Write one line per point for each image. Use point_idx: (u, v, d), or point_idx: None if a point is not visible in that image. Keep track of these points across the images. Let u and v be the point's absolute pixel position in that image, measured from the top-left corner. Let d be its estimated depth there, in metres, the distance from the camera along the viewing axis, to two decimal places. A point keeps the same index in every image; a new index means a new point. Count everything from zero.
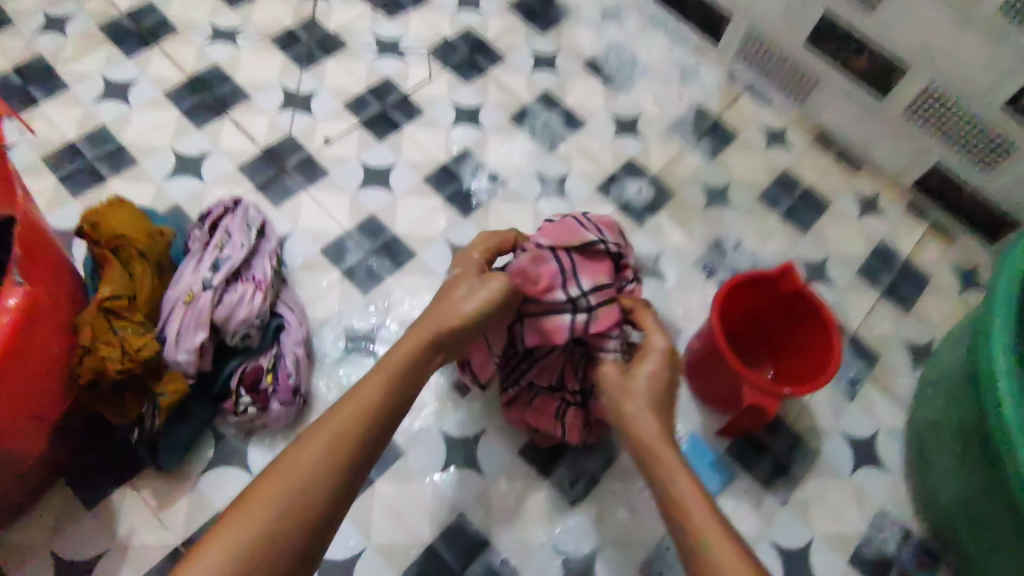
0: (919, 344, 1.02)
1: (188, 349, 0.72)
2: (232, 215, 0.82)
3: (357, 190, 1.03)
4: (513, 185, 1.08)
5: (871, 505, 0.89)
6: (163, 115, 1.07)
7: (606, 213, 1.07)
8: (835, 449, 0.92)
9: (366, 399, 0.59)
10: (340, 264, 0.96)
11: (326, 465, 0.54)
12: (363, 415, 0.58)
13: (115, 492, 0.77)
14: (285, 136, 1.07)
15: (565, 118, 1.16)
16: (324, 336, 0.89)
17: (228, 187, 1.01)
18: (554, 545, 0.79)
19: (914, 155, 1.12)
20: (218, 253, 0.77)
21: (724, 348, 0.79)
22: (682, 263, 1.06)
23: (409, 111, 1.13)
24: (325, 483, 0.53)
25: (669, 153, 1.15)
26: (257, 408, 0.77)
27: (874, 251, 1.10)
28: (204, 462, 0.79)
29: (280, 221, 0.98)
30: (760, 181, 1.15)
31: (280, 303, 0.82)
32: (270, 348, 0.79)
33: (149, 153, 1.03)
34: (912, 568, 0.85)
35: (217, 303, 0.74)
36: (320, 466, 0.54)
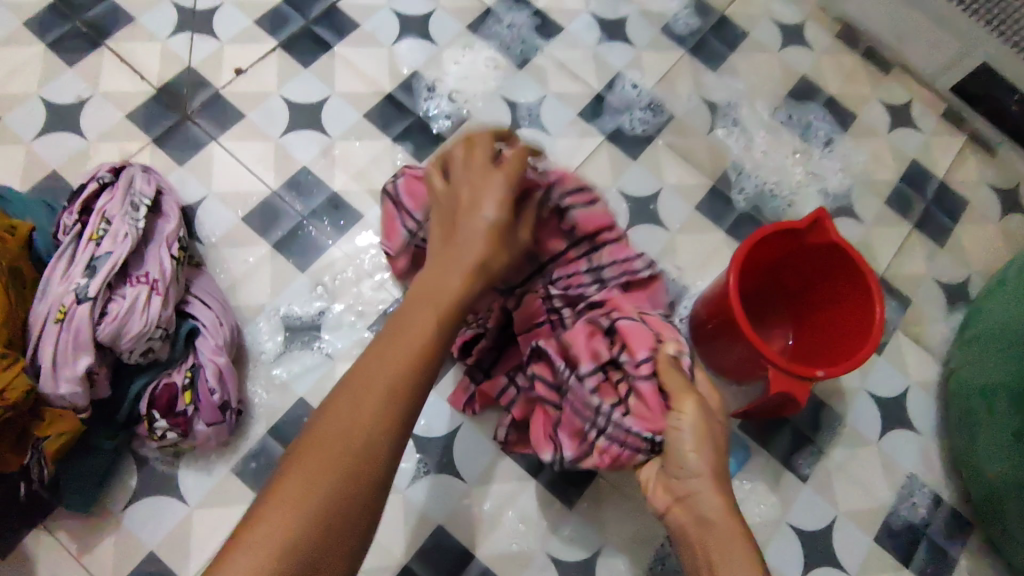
0: (955, 283, 0.89)
1: (72, 380, 0.57)
2: (110, 192, 0.63)
3: (283, 136, 0.83)
4: (477, 114, 0.87)
5: (899, 472, 0.79)
6: (22, 52, 0.83)
7: (592, 146, 0.88)
8: (861, 412, 0.81)
9: (393, 368, 0.43)
10: (271, 235, 0.78)
11: (359, 471, 0.41)
12: (369, 443, 0.41)
13: (28, 535, 0.65)
14: (183, 69, 0.84)
15: (536, 21, 0.93)
16: (258, 328, 0.74)
17: (118, 144, 0.80)
18: (550, 553, 0.69)
19: (960, 51, 0.93)
20: (94, 249, 0.59)
21: (741, 320, 0.66)
22: (689, 201, 0.87)
23: (339, 26, 0.89)
24: (385, 464, 0.42)
25: (667, 62, 0.94)
26: (178, 433, 0.63)
27: (907, 172, 0.94)
28: (127, 494, 0.66)
29: (188, 183, 0.79)
30: (775, 90, 0.95)
31: (191, 299, 0.66)
32: (184, 359, 0.64)
33: (12, 105, 0.81)
34: (941, 538, 0.78)
35: (99, 318, 0.58)
36: (393, 393, 0.43)
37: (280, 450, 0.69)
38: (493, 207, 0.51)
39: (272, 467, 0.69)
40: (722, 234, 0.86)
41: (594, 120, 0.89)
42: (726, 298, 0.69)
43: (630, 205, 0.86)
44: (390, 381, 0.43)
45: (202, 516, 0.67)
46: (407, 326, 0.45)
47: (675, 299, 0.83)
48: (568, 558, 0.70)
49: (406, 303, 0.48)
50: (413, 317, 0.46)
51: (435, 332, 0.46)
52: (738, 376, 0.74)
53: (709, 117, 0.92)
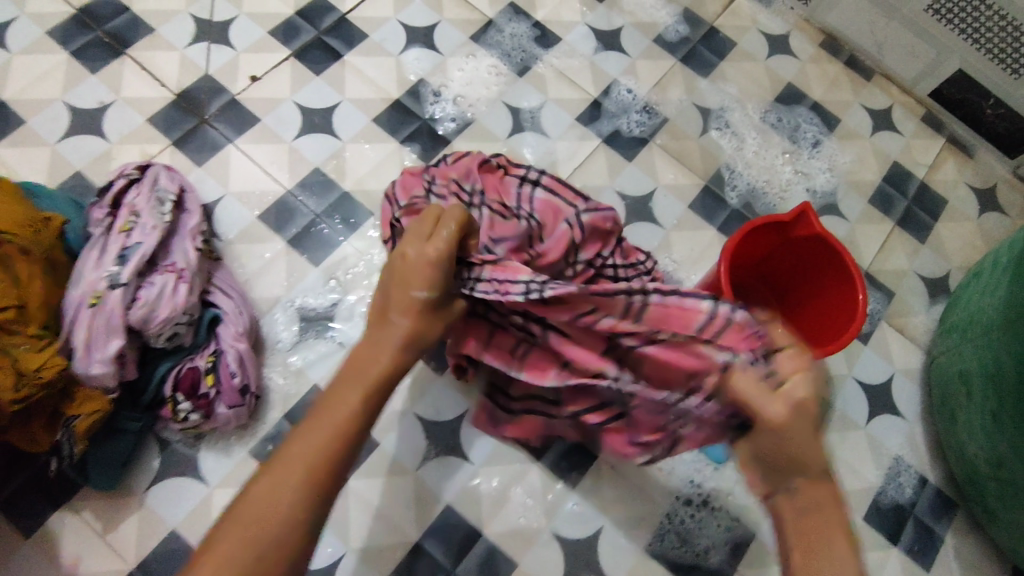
0: (936, 277, 0.93)
1: (103, 360, 0.60)
2: (138, 188, 0.67)
3: (296, 139, 0.87)
4: (480, 119, 0.92)
5: (886, 454, 0.83)
6: (47, 60, 0.88)
7: (590, 149, 0.92)
8: (849, 398, 0.85)
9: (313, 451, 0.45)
10: (285, 232, 0.82)
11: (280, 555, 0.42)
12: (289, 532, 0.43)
13: (54, 515, 0.68)
14: (201, 77, 0.89)
15: (535, 32, 0.98)
16: (274, 319, 0.77)
17: (139, 146, 0.84)
18: (554, 530, 0.73)
19: (937, 60, 0.98)
20: (125, 239, 0.63)
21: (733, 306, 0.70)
22: (682, 200, 0.92)
23: (348, 36, 0.94)
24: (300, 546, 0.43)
25: (659, 69, 0.99)
26: (200, 415, 0.66)
27: (889, 172, 0.99)
28: (150, 475, 0.70)
29: (206, 183, 0.83)
30: (763, 96, 1.00)
31: (213, 289, 0.70)
32: (207, 344, 0.68)
33: (37, 109, 0.85)
34: (927, 518, 0.81)
35: (130, 303, 0.62)
36: (309, 482, 0.44)
37: None
38: (426, 281, 0.51)
39: None
40: (714, 231, 0.91)
41: (591, 124, 0.94)
42: (718, 286, 0.73)
43: (627, 204, 0.90)
44: (314, 461, 0.45)
45: (221, 497, 0.70)
46: (334, 405, 0.48)
47: (670, 292, 0.87)
48: (570, 535, 0.73)
49: (337, 378, 0.50)
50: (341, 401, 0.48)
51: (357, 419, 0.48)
52: None
53: (701, 121, 0.97)
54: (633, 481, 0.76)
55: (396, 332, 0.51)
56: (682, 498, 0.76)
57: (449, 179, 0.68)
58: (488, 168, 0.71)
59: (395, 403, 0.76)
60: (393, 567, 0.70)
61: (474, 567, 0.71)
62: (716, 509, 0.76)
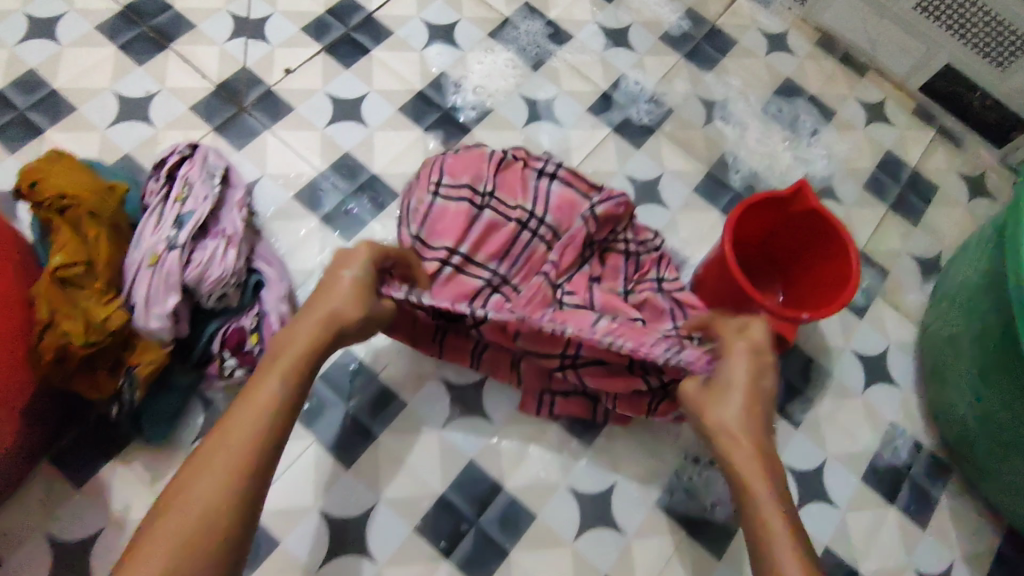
0: (928, 258, 0.99)
1: (161, 315, 0.65)
2: (190, 162, 0.74)
3: (328, 126, 0.93)
4: (498, 109, 0.98)
5: (882, 421, 0.88)
6: (97, 53, 0.94)
7: (600, 137, 0.99)
8: (847, 369, 0.90)
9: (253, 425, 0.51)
10: (318, 211, 0.88)
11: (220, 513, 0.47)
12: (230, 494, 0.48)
13: (105, 467, 0.73)
14: (239, 69, 0.95)
15: (549, 30, 1.05)
16: (309, 290, 0.83)
17: (183, 132, 0.90)
18: (571, 485, 0.78)
19: (926, 55, 1.04)
20: (180, 207, 0.69)
21: (736, 272, 0.75)
22: (688, 185, 0.98)
23: (375, 33, 1.01)
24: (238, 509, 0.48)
25: (664, 65, 1.06)
26: (245, 370, 0.72)
27: (882, 161, 1.05)
28: (194, 430, 0.74)
29: (244, 166, 0.89)
30: (762, 90, 1.06)
31: (256, 258, 0.75)
32: (251, 307, 0.74)
33: (88, 98, 0.91)
34: (921, 479, 0.86)
35: (185, 264, 0.67)
36: (249, 458, 0.49)
37: (330, 396, 0.79)
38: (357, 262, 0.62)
39: (323, 408, 0.78)
40: (717, 213, 0.96)
41: (602, 114, 1.00)
42: (722, 256, 0.79)
43: (636, 188, 0.96)
44: (255, 432, 0.50)
45: None
46: (258, 391, 0.53)
47: (677, 269, 0.92)
48: (586, 490, 0.78)
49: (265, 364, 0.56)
50: (264, 389, 0.53)
51: (283, 402, 0.53)
52: None
53: (704, 112, 1.03)
54: (643, 441, 0.81)
55: (305, 330, 0.57)
56: (688, 458, 0.80)
57: (461, 178, 0.80)
58: (508, 162, 0.81)
59: (422, 367, 0.81)
60: (421, 517, 0.75)
61: (497, 519, 0.76)
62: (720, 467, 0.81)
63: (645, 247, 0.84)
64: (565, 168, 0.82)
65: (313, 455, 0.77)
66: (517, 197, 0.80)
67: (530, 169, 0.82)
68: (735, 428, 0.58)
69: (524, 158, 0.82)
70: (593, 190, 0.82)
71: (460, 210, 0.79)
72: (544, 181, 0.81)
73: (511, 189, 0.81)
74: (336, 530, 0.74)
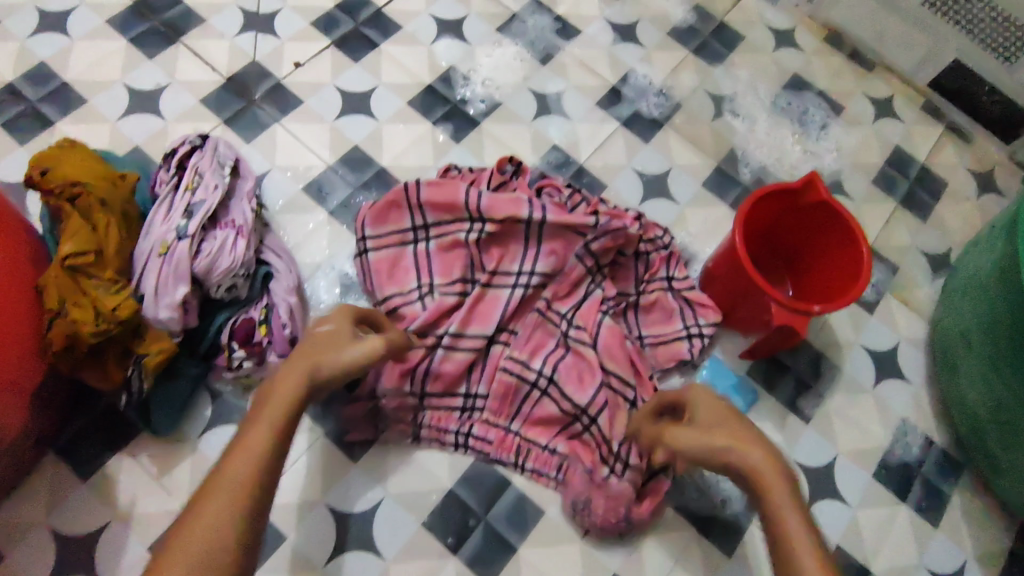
0: (938, 253, 0.98)
1: (170, 305, 0.66)
2: (200, 153, 0.74)
3: (337, 120, 0.93)
4: (507, 103, 0.98)
5: (893, 417, 0.88)
6: (107, 46, 0.95)
7: (608, 132, 0.98)
8: (857, 364, 0.89)
9: (245, 477, 0.50)
10: (326, 204, 0.88)
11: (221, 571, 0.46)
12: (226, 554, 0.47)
13: (111, 459, 0.73)
14: (249, 62, 0.96)
15: (557, 25, 1.05)
16: (317, 283, 0.83)
17: (192, 124, 0.91)
18: None
19: (935, 50, 1.04)
20: (190, 197, 0.70)
21: (747, 263, 0.75)
22: (696, 179, 0.97)
23: (384, 27, 1.01)
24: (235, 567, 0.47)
25: (672, 60, 1.06)
26: (253, 361, 0.72)
27: (892, 156, 1.04)
28: (202, 422, 0.75)
29: (253, 158, 0.89)
30: (771, 85, 1.06)
31: (265, 249, 0.76)
32: (260, 298, 0.74)
33: (98, 90, 0.92)
34: (933, 476, 0.85)
35: (195, 253, 0.67)
36: (242, 507, 0.49)
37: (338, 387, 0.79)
38: (336, 320, 0.63)
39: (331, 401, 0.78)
40: (726, 208, 0.96)
41: (610, 109, 1.00)
42: (732, 249, 0.78)
43: (644, 182, 0.96)
44: (247, 481, 0.50)
45: None
46: (245, 450, 0.51)
47: (686, 263, 0.92)
48: None
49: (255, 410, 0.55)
50: (252, 438, 0.52)
51: (273, 441, 0.52)
52: (743, 326, 0.83)
53: (713, 107, 1.03)
54: None
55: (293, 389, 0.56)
56: None
57: (444, 218, 0.78)
58: (494, 211, 0.76)
59: None
60: (428, 511, 0.75)
61: (505, 512, 0.76)
62: None
63: (655, 246, 0.84)
64: (552, 216, 0.77)
65: (320, 447, 0.76)
66: (505, 263, 0.79)
67: (518, 216, 0.76)
68: (696, 457, 0.59)
69: (511, 213, 0.76)
70: (587, 225, 0.77)
71: (451, 265, 0.78)
72: (530, 235, 0.78)
73: (498, 246, 0.79)
74: (343, 523, 0.74)
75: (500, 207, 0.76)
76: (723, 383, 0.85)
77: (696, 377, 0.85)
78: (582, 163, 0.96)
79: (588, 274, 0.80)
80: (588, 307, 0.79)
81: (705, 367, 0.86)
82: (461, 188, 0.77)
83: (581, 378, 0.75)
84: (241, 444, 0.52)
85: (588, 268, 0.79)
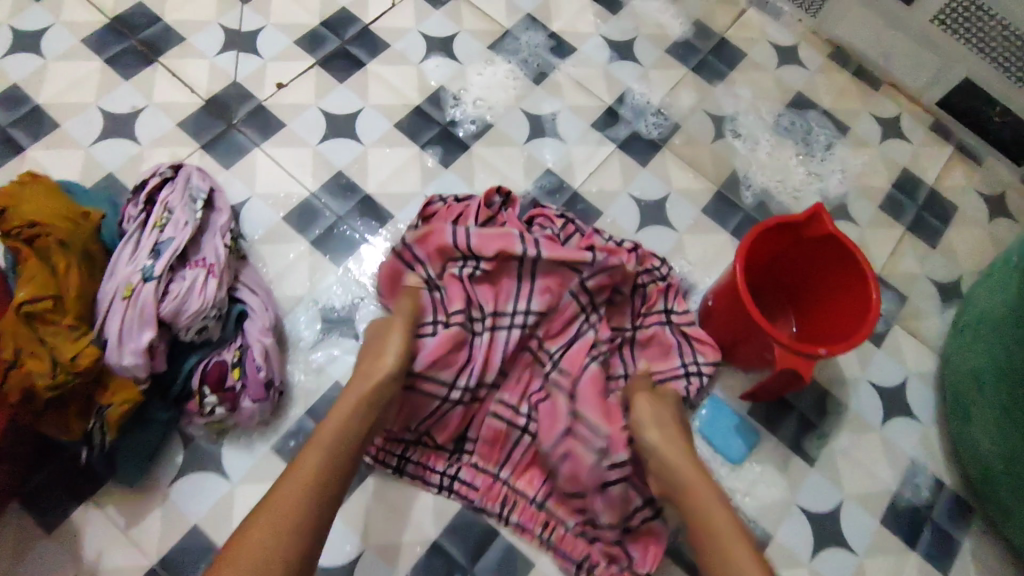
0: (948, 282, 0.94)
1: (135, 352, 0.62)
2: (171, 186, 0.70)
3: (321, 143, 0.90)
4: (498, 126, 0.94)
5: (902, 458, 0.83)
6: (81, 67, 0.91)
7: (604, 155, 0.94)
8: (864, 402, 0.85)
9: (300, 491, 0.55)
10: (308, 233, 0.84)
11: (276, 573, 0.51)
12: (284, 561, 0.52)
13: (78, 509, 0.69)
14: (229, 84, 0.92)
15: (550, 42, 1.01)
16: (297, 319, 0.79)
17: (169, 150, 0.87)
18: None
19: (943, 68, 1.00)
20: (158, 235, 0.66)
21: (748, 302, 0.71)
22: (695, 205, 0.93)
23: (371, 45, 0.97)
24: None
25: (671, 78, 1.01)
26: (226, 408, 0.68)
27: (899, 179, 1.00)
28: (174, 470, 0.71)
29: (232, 186, 0.86)
30: (773, 104, 1.02)
31: (240, 287, 0.72)
32: (233, 339, 0.70)
33: (72, 114, 0.88)
34: (943, 521, 0.81)
35: (162, 296, 0.64)
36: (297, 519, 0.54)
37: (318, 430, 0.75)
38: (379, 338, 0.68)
39: None
40: (727, 235, 0.92)
41: (605, 131, 0.96)
42: (732, 285, 0.74)
43: (641, 208, 0.92)
44: (296, 502, 0.55)
45: (244, 492, 0.71)
46: (303, 467, 0.57)
47: (684, 294, 0.88)
48: None
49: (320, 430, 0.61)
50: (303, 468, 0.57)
51: (326, 468, 0.58)
52: (746, 364, 0.79)
53: (714, 129, 0.99)
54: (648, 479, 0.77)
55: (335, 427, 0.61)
56: None
57: (433, 259, 0.74)
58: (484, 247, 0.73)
59: None
60: (412, 564, 0.71)
61: (493, 565, 0.72)
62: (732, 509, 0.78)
63: (652, 277, 0.81)
64: (546, 253, 0.73)
65: None
66: (500, 304, 0.74)
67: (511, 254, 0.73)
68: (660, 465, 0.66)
69: (502, 248, 0.72)
70: (583, 260, 0.73)
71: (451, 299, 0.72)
72: (523, 273, 0.74)
73: (493, 286, 0.74)
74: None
75: (490, 244, 0.72)
76: (723, 423, 0.81)
77: (696, 418, 0.81)
78: (576, 189, 0.92)
79: (582, 312, 0.76)
80: (577, 348, 0.74)
81: (704, 407, 0.82)
82: (448, 229, 0.73)
83: (552, 421, 0.71)
84: (301, 464, 0.57)
85: (582, 306, 0.75)
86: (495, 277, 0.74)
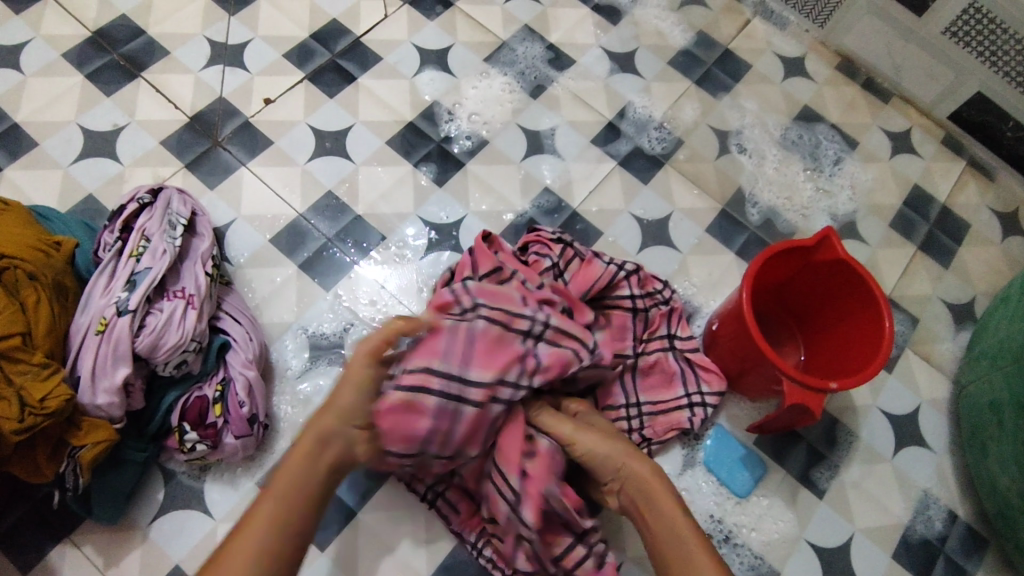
0: (961, 303, 0.91)
1: (109, 390, 0.59)
2: (149, 211, 0.67)
3: (310, 162, 0.86)
4: (494, 142, 0.91)
5: (915, 489, 0.80)
6: (61, 82, 0.88)
7: (604, 173, 0.91)
8: (875, 431, 0.82)
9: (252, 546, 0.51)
10: (296, 256, 0.81)
11: None
12: None
13: (53, 551, 0.66)
14: (215, 99, 0.89)
15: (549, 54, 0.98)
16: (285, 346, 0.76)
17: (152, 169, 0.84)
18: None
19: (955, 82, 0.97)
20: (134, 264, 0.63)
21: (755, 332, 0.67)
22: (699, 225, 0.90)
23: (363, 59, 0.94)
24: None
25: (673, 92, 0.98)
26: (207, 445, 0.64)
27: (910, 196, 0.96)
28: (154, 508, 0.68)
29: (217, 207, 0.82)
30: (779, 118, 0.99)
31: (222, 316, 0.68)
32: (215, 372, 0.66)
33: (51, 131, 0.85)
34: (958, 556, 0.78)
35: (138, 330, 0.61)
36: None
37: None
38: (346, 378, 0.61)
39: None
40: (732, 256, 0.89)
41: (605, 146, 0.93)
42: (737, 313, 0.71)
43: (643, 228, 0.89)
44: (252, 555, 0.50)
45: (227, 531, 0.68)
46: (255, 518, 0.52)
47: (688, 318, 0.85)
48: None
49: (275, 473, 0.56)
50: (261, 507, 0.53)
51: (283, 512, 0.53)
52: (753, 393, 0.76)
53: (717, 144, 0.95)
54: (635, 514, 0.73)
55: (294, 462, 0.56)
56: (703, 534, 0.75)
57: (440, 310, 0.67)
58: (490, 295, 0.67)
59: None
60: None
61: None
62: (739, 545, 0.75)
63: (653, 300, 0.77)
64: (556, 321, 0.66)
65: None
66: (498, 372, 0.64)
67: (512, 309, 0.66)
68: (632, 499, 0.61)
69: (505, 307, 0.66)
70: (586, 347, 0.67)
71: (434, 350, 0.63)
72: (530, 344, 0.66)
73: (489, 356, 0.64)
74: None
75: (500, 299, 0.66)
76: (729, 454, 0.78)
77: (700, 448, 0.78)
78: (575, 208, 0.89)
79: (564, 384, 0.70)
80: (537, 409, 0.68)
81: (709, 437, 0.79)
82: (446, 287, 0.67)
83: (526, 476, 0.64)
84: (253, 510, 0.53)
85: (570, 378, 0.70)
86: (494, 335, 0.65)
